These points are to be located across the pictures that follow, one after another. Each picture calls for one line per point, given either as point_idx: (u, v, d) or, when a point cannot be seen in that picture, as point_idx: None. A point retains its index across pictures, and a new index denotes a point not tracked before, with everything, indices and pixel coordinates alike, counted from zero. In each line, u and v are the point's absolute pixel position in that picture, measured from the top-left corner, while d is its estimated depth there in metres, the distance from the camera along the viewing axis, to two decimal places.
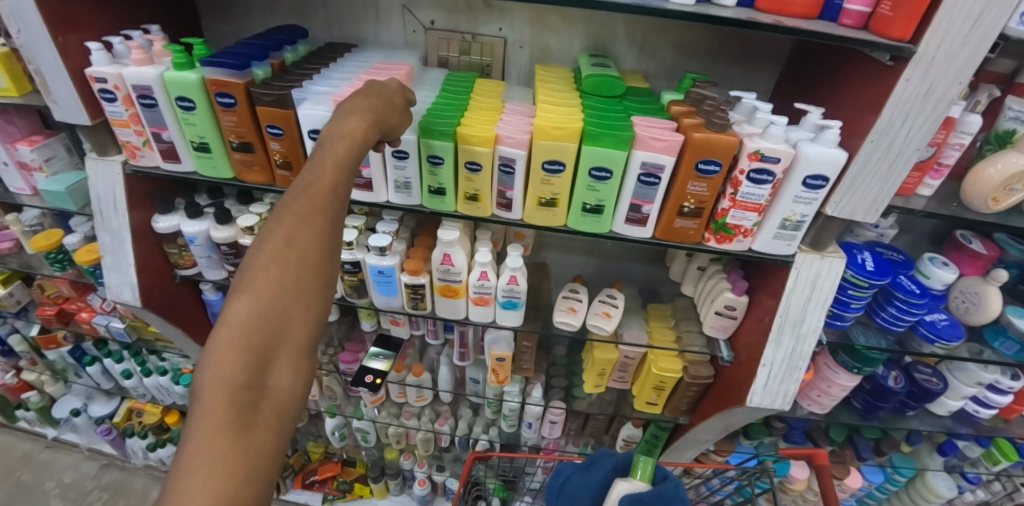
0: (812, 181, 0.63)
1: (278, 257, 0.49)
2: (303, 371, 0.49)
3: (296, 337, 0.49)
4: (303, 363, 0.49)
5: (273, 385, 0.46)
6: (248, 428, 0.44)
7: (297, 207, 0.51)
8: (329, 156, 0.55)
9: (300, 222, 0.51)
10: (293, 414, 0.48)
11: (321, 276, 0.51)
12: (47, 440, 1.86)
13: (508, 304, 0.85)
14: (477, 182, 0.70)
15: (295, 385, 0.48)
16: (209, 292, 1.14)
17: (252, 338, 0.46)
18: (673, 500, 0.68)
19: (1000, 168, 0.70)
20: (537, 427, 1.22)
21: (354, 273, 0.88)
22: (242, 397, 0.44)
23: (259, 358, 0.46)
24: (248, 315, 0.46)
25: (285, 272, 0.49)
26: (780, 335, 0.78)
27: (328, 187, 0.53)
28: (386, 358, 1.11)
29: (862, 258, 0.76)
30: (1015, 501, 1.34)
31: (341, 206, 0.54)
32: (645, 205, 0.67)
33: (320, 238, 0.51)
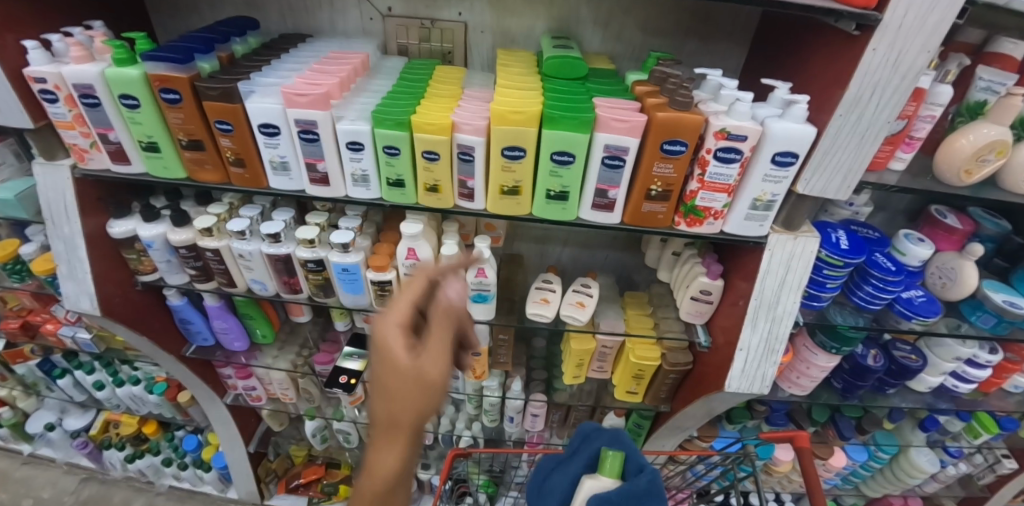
0: (782, 157, 0.61)
1: (387, 389, 0.53)
2: (402, 464, 0.55)
3: (404, 433, 0.54)
4: (398, 457, 0.55)
5: (382, 474, 0.55)
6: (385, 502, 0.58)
7: (393, 340, 0.54)
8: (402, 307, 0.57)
9: (400, 378, 0.53)
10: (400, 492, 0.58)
11: (429, 403, 0.54)
12: (23, 457, 1.80)
13: (478, 297, 0.82)
14: (436, 171, 0.67)
15: (398, 471, 0.55)
16: (174, 298, 1.07)
17: (384, 441, 0.55)
18: (641, 496, 0.69)
19: (971, 140, 0.69)
20: (519, 421, 1.20)
21: (318, 271, 0.85)
22: (372, 489, 0.56)
23: (383, 447, 0.55)
24: (377, 429, 0.55)
25: (389, 400, 0.53)
26: (756, 319, 0.77)
27: (403, 321, 0.56)
28: (361, 358, 1.10)
29: (836, 237, 0.75)
30: (996, 472, 1.35)
31: (447, 351, 0.55)
32: (611, 190, 0.64)
33: (434, 374, 0.53)
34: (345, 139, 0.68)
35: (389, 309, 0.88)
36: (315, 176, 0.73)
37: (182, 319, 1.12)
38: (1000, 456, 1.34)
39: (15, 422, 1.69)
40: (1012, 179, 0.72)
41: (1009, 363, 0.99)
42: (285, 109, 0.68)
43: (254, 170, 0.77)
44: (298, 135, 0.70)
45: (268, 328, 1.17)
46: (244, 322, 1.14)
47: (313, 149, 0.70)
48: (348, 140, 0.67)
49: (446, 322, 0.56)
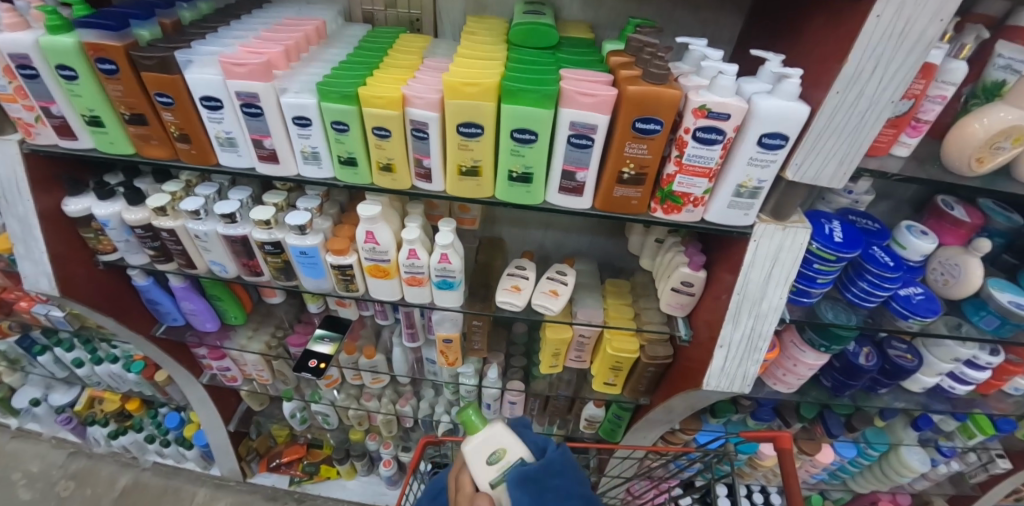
0: (770, 139, 0.55)
1: None
2: None
3: None
4: None
5: None
6: None
7: None
8: None
9: None
10: None
11: None
12: (11, 430, 1.81)
13: (443, 283, 0.77)
14: (388, 149, 0.62)
15: None
16: (139, 278, 1.04)
17: None
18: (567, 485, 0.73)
19: (985, 124, 0.62)
20: (497, 408, 1.16)
21: (277, 254, 0.81)
22: None
23: None
24: None
25: None
26: (738, 315, 0.72)
27: None
28: (332, 341, 1.06)
29: (830, 229, 0.69)
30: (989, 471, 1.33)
31: None
32: (579, 172, 0.58)
33: None
34: (290, 114, 0.63)
35: (352, 294, 0.84)
36: (262, 153, 0.68)
37: (149, 299, 1.08)
38: (995, 456, 1.32)
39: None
40: None
41: (1011, 365, 0.94)
42: (225, 80, 0.62)
43: (201, 146, 0.71)
44: (240, 109, 0.65)
45: (239, 310, 1.13)
46: (213, 304, 1.11)
47: (258, 124, 0.65)
48: (293, 115, 0.62)
49: None
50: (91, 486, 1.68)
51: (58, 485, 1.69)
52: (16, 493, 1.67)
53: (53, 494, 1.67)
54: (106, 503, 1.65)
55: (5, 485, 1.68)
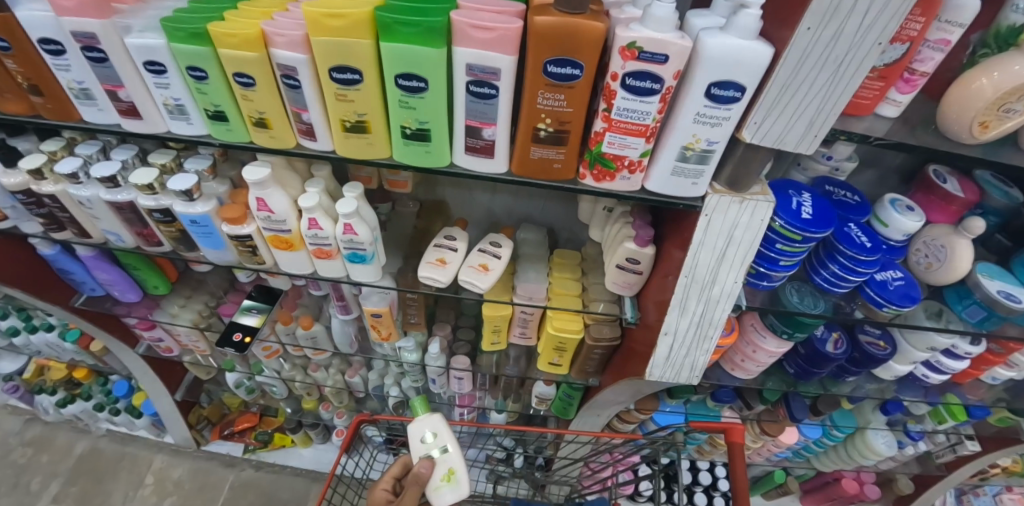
0: (720, 90, 0.44)
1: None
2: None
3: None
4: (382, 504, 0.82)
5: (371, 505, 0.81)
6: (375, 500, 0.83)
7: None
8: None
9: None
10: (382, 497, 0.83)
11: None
12: None
13: (355, 257, 0.67)
14: (256, 101, 0.50)
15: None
16: (43, 246, 0.92)
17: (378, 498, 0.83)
18: None
19: (994, 80, 0.50)
20: (444, 382, 1.09)
21: (168, 223, 0.70)
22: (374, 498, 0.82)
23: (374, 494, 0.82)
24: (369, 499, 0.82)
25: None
26: (686, 300, 0.63)
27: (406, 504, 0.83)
28: (259, 312, 0.98)
29: (798, 203, 0.58)
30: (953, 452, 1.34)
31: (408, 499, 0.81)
32: (485, 128, 0.47)
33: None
34: (139, 58, 0.51)
35: (261, 267, 0.74)
36: (120, 107, 0.56)
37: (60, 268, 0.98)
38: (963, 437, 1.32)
39: None
40: None
41: (991, 355, 0.89)
42: (57, 18, 0.50)
43: (58, 100, 0.58)
44: (84, 54, 0.52)
45: (160, 280, 1.02)
46: (131, 273, 1.00)
47: (105, 71, 0.53)
48: (142, 59, 0.51)
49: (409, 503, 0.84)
50: (48, 453, 1.64)
51: (13, 452, 1.64)
52: None
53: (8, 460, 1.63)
54: (64, 469, 1.61)
55: None
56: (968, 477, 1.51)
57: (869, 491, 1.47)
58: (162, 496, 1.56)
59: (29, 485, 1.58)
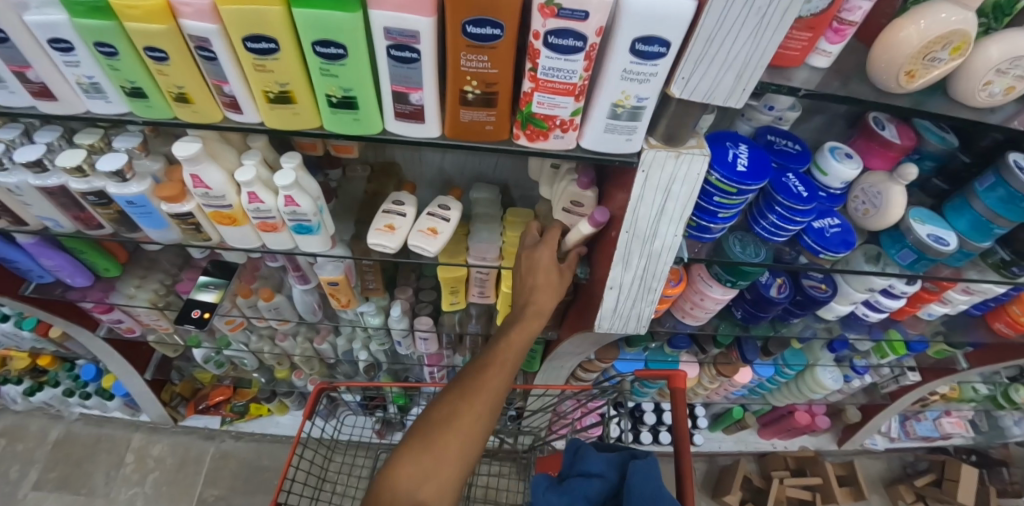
0: (646, 46, 0.44)
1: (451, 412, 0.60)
2: (482, 431, 0.61)
3: (459, 430, 0.59)
4: (470, 437, 0.60)
5: (453, 428, 0.59)
6: (460, 402, 0.61)
7: (440, 420, 0.60)
8: (474, 401, 0.61)
9: (452, 418, 0.60)
10: (472, 447, 0.60)
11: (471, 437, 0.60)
12: None
13: (301, 228, 0.66)
14: (173, 75, 0.48)
15: (473, 435, 0.60)
16: None
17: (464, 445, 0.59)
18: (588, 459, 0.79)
19: (922, 28, 0.50)
20: (410, 343, 1.10)
21: (105, 205, 0.68)
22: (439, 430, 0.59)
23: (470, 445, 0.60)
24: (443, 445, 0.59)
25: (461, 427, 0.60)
26: (629, 255, 0.64)
27: (487, 393, 0.62)
28: (217, 288, 0.97)
29: (734, 155, 0.59)
30: (898, 383, 1.33)
31: (476, 444, 0.61)
32: (412, 93, 0.46)
33: (485, 407, 0.62)
34: (42, 36, 0.48)
35: (208, 243, 0.73)
36: (32, 89, 0.54)
37: (0, 257, 0.94)
38: (905, 368, 1.30)
39: None
40: (966, 86, 0.56)
41: (926, 293, 0.90)
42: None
43: None
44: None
45: (110, 263, 1.01)
46: (77, 257, 0.97)
47: (8, 52, 0.50)
48: (44, 37, 0.47)
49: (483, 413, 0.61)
50: (23, 441, 1.66)
51: None
52: None
53: None
54: (41, 456, 1.64)
55: None
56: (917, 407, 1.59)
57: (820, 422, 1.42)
58: (145, 473, 1.62)
59: (8, 474, 1.61)
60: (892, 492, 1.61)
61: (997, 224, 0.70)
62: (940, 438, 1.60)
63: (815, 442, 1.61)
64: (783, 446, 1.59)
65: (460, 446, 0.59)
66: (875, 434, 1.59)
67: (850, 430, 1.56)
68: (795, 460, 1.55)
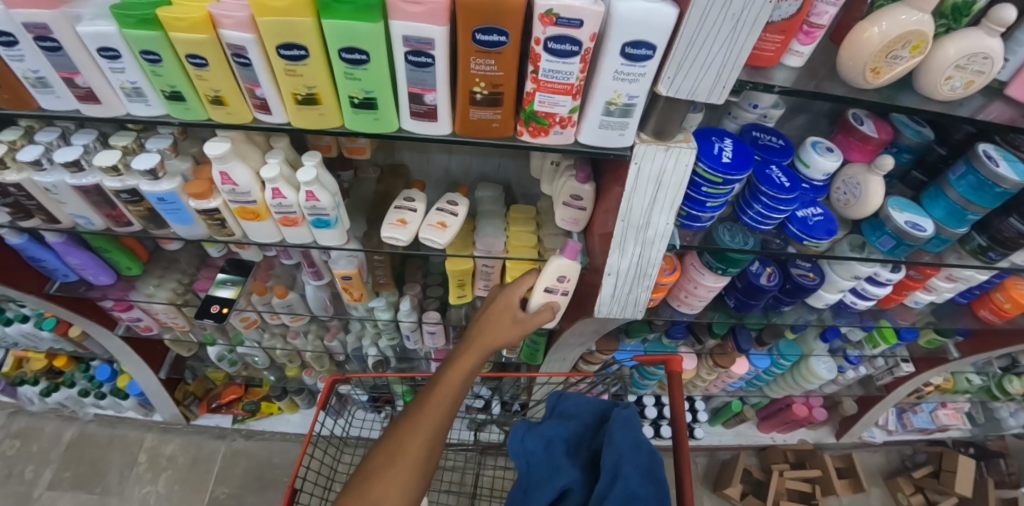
0: (635, 49, 0.49)
1: (389, 455, 0.65)
2: (419, 477, 0.65)
3: (401, 470, 0.64)
4: (416, 472, 0.65)
5: (395, 470, 0.64)
6: (397, 450, 0.66)
7: (382, 467, 0.64)
8: (411, 440, 0.66)
9: (392, 462, 0.65)
10: (415, 486, 0.65)
11: (413, 478, 0.65)
12: None
13: (319, 222, 0.71)
14: (211, 79, 0.53)
15: (412, 477, 0.65)
16: (10, 237, 0.93)
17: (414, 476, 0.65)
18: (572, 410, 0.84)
19: (882, 29, 0.57)
20: (419, 338, 1.14)
21: (136, 202, 0.73)
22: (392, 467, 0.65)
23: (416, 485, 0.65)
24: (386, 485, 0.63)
25: (400, 470, 0.64)
26: (625, 243, 0.68)
27: (422, 434, 0.67)
28: (235, 285, 1.02)
29: (720, 149, 0.64)
30: (893, 375, 1.38)
31: (420, 479, 0.66)
32: (427, 94, 0.51)
33: (425, 446, 0.66)
34: (93, 45, 0.53)
35: (230, 238, 0.78)
36: (78, 93, 0.59)
37: (29, 256, 0.99)
38: (899, 360, 1.34)
39: None
40: (930, 82, 0.61)
41: (911, 281, 0.94)
42: (7, 10, 0.51)
43: (14, 91, 0.61)
44: (37, 44, 0.54)
45: (132, 261, 1.06)
46: (102, 255, 1.03)
47: (60, 60, 0.55)
48: (95, 46, 0.53)
49: (422, 454, 0.66)
50: (38, 442, 1.70)
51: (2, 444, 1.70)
52: None
53: None
54: (55, 456, 1.68)
55: None
56: (914, 400, 1.63)
57: (817, 414, 1.45)
58: (158, 471, 1.66)
59: (22, 474, 1.65)
60: (891, 485, 1.64)
61: (970, 210, 0.75)
62: (936, 430, 1.63)
63: (814, 435, 1.66)
64: (782, 439, 1.62)
65: (404, 485, 0.64)
66: (872, 427, 1.63)
67: (847, 423, 1.60)
68: (794, 454, 1.58)
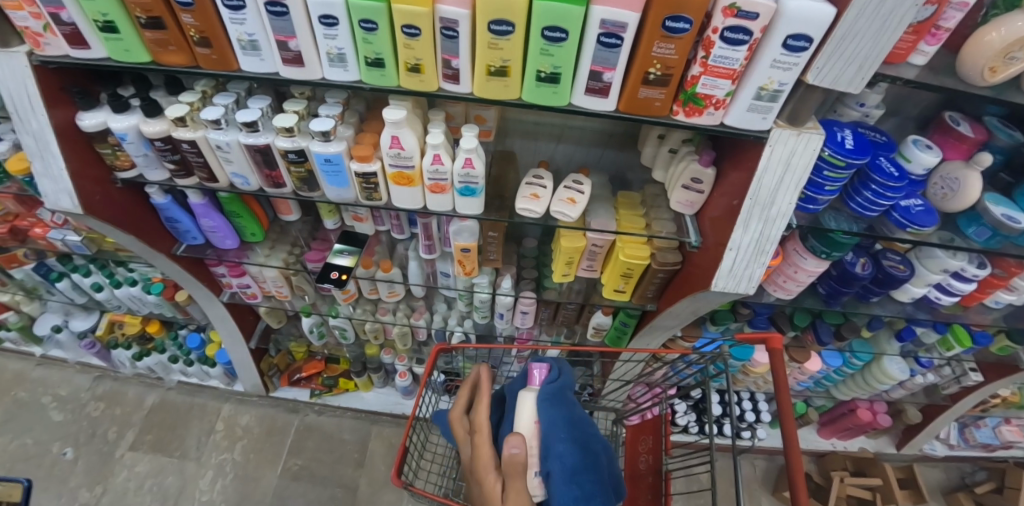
0: (794, 41, 0.56)
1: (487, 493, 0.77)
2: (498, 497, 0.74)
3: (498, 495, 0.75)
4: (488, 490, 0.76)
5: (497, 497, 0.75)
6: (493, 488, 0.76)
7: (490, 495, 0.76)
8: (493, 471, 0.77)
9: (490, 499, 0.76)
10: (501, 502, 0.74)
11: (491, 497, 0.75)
12: (36, 359, 1.89)
13: (466, 190, 0.80)
14: (416, 49, 0.62)
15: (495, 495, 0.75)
16: (157, 196, 1.04)
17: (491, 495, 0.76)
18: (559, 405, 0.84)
19: (1003, 33, 0.62)
20: (510, 317, 1.22)
21: (300, 164, 0.82)
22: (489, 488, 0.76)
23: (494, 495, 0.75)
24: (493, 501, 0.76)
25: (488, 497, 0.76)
26: (749, 219, 0.75)
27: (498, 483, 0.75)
28: (351, 254, 1.10)
29: (842, 136, 0.70)
30: (960, 384, 1.40)
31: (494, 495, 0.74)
32: (606, 72, 0.60)
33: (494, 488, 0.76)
34: (316, 13, 0.62)
35: (375, 203, 0.87)
36: (287, 56, 0.68)
37: (167, 217, 1.10)
38: (966, 369, 1.36)
39: (22, 325, 1.72)
40: None
41: (995, 279, 0.97)
42: None
43: (223, 51, 0.70)
44: (265, 9, 0.63)
45: (257, 228, 1.17)
46: (231, 221, 1.13)
47: (282, 24, 0.64)
48: (319, 14, 0.61)
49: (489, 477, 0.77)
50: (121, 405, 1.82)
51: (88, 406, 1.81)
52: (49, 414, 1.78)
53: (84, 414, 1.80)
54: (137, 419, 1.79)
55: (38, 408, 1.79)
56: (976, 414, 1.62)
57: (882, 420, 1.47)
58: (234, 440, 1.75)
59: (107, 434, 1.75)
60: (950, 500, 1.64)
61: None
62: (1000, 447, 1.63)
63: (873, 444, 1.67)
64: (843, 447, 1.66)
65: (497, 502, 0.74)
66: (933, 439, 1.63)
67: (910, 432, 1.62)
68: (853, 462, 1.60)
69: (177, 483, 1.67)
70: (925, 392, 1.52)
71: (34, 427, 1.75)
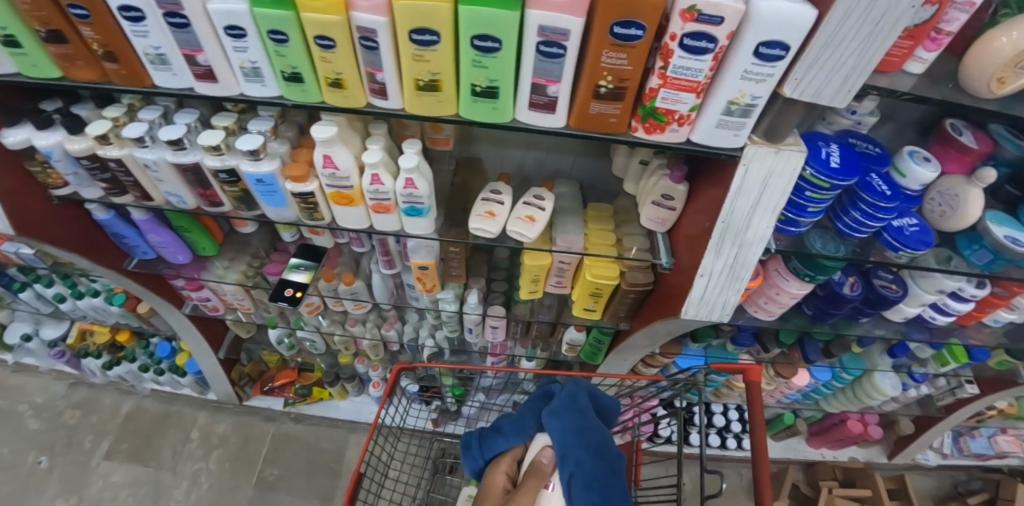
0: (767, 49, 0.48)
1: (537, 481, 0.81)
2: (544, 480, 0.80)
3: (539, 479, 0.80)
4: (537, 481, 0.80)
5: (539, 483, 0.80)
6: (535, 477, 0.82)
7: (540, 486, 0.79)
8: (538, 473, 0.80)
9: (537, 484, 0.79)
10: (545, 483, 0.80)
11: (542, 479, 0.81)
12: (11, 365, 1.84)
13: (412, 210, 0.73)
14: (335, 62, 0.54)
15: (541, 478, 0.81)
16: (98, 212, 0.97)
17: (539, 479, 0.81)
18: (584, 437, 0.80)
19: (1014, 39, 0.54)
20: (480, 332, 1.15)
21: (233, 183, 0.75)
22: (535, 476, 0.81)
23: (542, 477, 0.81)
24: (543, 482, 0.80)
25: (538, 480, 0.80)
26: (721, 244, 0.67)
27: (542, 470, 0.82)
28: (307, 269, 1.01)
29: (826, 153, 0.62)
30: (955, 396, 1.34)
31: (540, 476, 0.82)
32: (550, 85, 0.52)
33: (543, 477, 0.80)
34: (220, 23, 0.54)
35: (319, 223, 0.80)
36: (198, 71, 0.60)
37: (113, 233, 1.03)
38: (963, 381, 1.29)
39: None
40: None
41: (995, 298, 0.89)
42: None
43: (132, 66, 0.62)
44: (165, 20, 0.55)
45: (209, 243, 1.10)
46: (182, 236, 1.06)
47: (185, 37, 0.56)
48: (223, 24, 0.54)
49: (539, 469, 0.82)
50: (97, 413, 1.77)
51: (65, 413, 1.76)
52: (25, 422, 1.73)
53: (61, 422, 1.75)
54: (113, 428, 1.74)
55: (14, 415, 1.75)
56: (972, 424, 1.55)
57: (872, 432, 1.41)
58: (209, 449, 1.70)
59: (83, 443, 1.71)
60: None
61: None
62: (995, 457, 1.57)
63: (865, 453, 1.61)
64: (832, 457, 1.59)
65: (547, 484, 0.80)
66: (927, 449, 1.57)
67: (902, 442, 1.56)
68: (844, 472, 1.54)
69: (152, 493, 1.62)
70: (919, 403, 1.45)
71: (9, 435, 1.70)
